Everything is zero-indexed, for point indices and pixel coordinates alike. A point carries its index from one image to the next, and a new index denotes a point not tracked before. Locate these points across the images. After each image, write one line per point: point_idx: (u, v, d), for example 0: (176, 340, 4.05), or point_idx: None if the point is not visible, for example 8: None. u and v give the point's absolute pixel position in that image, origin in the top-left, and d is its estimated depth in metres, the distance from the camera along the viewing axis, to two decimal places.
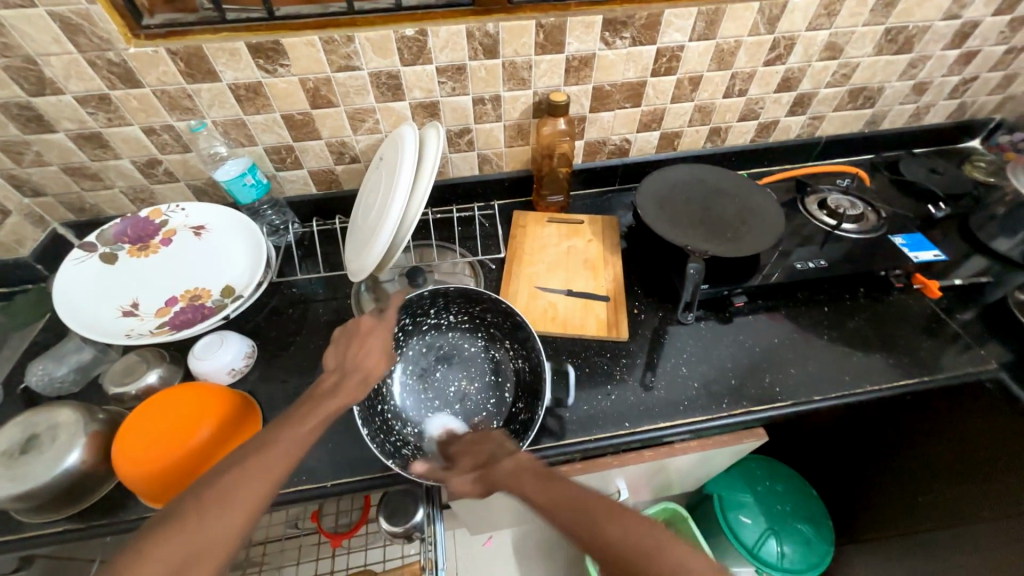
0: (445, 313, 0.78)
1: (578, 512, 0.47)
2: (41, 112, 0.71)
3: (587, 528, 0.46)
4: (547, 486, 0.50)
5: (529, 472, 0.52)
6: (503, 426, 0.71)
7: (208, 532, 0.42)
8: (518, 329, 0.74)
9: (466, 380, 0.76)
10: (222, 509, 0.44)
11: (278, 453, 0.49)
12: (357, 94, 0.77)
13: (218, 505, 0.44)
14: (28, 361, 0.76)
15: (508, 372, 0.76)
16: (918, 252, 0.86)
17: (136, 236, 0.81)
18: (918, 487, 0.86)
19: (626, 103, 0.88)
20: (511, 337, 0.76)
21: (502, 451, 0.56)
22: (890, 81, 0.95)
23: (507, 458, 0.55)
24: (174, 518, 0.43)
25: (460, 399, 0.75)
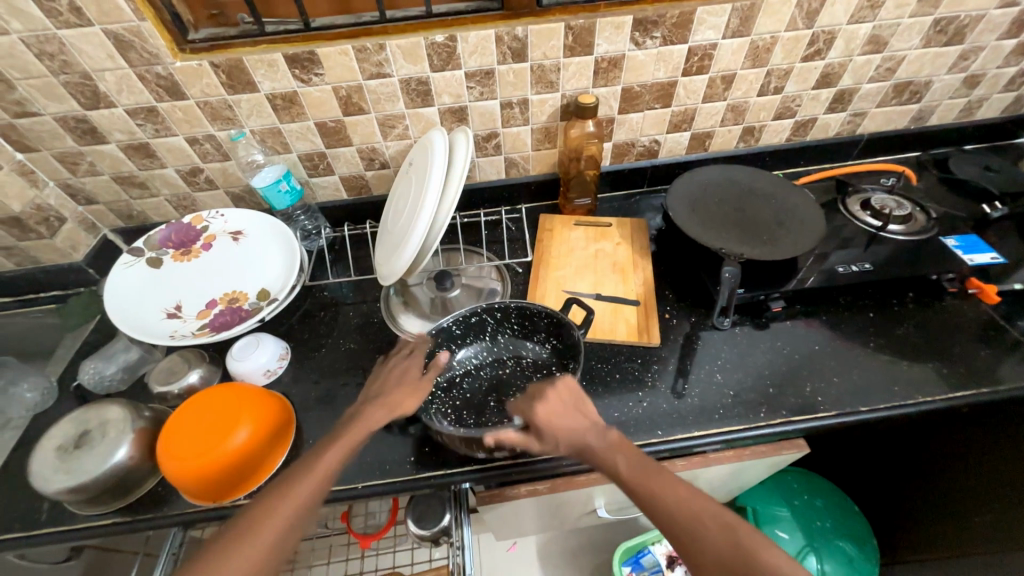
0: (466, 354, 0.78)
1: (677, 517, 0.48)
2: (95, 125, 0.75)
3: (683, 532, 0.47)
4: (648, 484, 0.51)
5: (624, 453, 0.54)
6: None
7: (257, 549, 0.47)
8: (526, 312, 0.77)
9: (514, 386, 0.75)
10: (265, 529, 0.48)
11: (309, 475, 0.53)
12: (387, 100, 0.79)
13: (260, 525, 0.48)
14: (79, 360, 0.80)
15: (549, 358, 0.77)
16: (973, 254, 0.80)
17: (179, 241, 0.84)
18: (973, 506, 0.80)
19: (656, 104, 0.86)
20: (531, 330, 0.78)
21: (589, 427, 0.57)
22: (939, 74, 0.90)
23: (600, 434, 0.57)
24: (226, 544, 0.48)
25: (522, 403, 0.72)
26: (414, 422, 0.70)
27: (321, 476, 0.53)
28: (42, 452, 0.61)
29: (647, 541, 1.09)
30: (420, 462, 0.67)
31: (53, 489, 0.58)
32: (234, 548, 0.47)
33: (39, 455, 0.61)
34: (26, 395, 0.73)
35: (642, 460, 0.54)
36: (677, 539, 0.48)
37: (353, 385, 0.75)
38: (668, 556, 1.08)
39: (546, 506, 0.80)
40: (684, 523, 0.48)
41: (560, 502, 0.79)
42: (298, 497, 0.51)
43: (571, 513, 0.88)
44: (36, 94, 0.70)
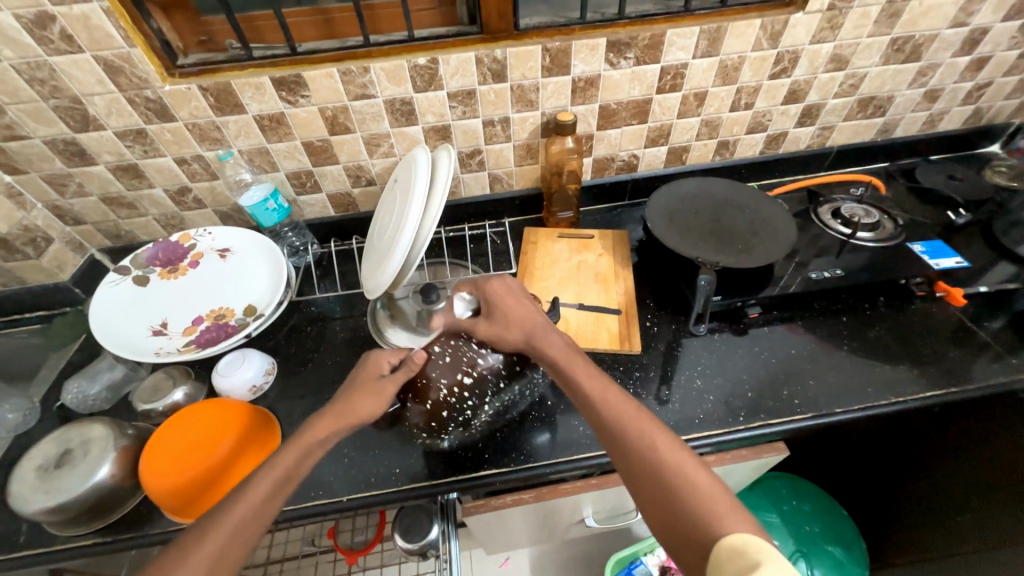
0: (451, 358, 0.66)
1: (624, 415, 0.53)
2: (84, 147, 0.77)
3: (622, 430, 0.52)
4: (602, 390, 0.56)
5: (583, 361, 0.60)
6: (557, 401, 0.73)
7: (213, 541, 0.46)
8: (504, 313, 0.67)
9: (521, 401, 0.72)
10: (211, 535, 0.46)
11: (260, 488, 0.50)
12: (373, 120, 0.81)
13: (199, 542, 0.46)
14: (63, 380, 0.80)
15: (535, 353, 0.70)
16: (939, 259, 0.84)
17: (166, 259, 0.85)
18: (957, 505, 0.81)
19: (632, 120, 0.90)
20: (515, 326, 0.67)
21: (548, 327, 0.65)
22: (900, 89, 0.94)
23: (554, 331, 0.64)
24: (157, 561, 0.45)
25: (536, 434, 0.70)
26: (400, 434, 0.71)
27: (275, 493, 0.51)
28: (23, 473, 0.61)
29: (638, 552, 1.08)
30: (405, 473, 0.67)
31: (31, 509, 0.58)
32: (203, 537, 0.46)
33: (18, 475, 0.61)
34: (8, 416, 0.73)
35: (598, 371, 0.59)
36: (614, 433, 0.52)
37: None
38: (660, 566, 1.07)
39: (535, 516, 0.80)
40: (628, 422, 0.52)
41: (548, 512, 0.80)
42: (243, 512, 0.48)
43: (560, 523, 0.88)
44: (26, 118, 0.72)
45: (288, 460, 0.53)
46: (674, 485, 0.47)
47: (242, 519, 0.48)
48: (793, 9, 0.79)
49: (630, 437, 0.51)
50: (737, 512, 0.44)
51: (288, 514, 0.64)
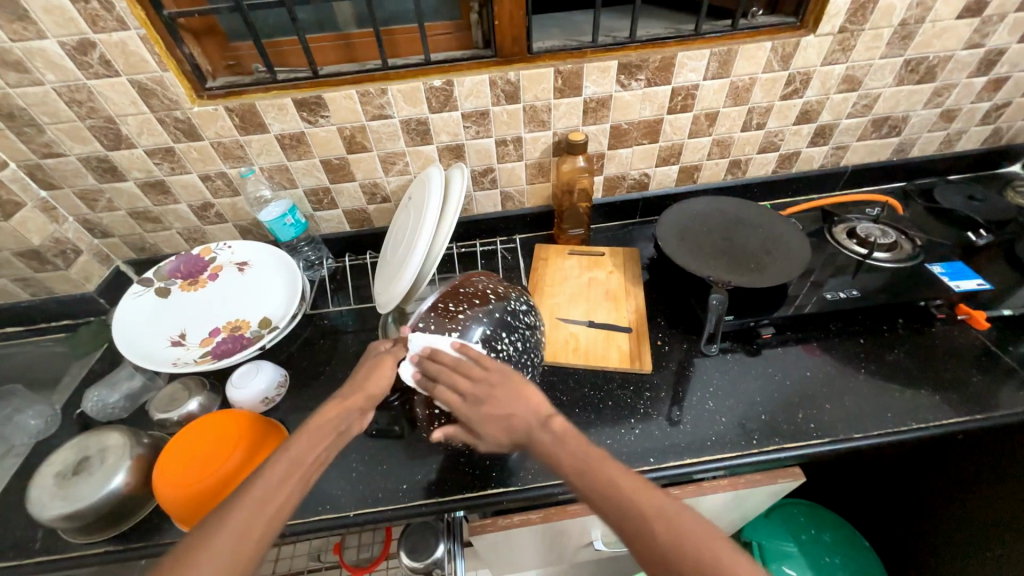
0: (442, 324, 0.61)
1: (624, 505, 0.46)
2: (115, 164, 0.80)
3: (626, 526, 0.45)
4: (591, 479, 0.49)
5: (567, 448, 0.51)
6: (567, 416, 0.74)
7: (239, 516, 0.44)
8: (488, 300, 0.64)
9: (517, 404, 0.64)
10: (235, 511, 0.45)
11: (282, 462, 0.49)
12: (389, 139, 0.84)
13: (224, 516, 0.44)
14: (84, 387, 0.82)
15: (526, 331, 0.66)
16: (960, 281, 0.82)
17: (187, 272, 0.88)
18: (984, 539, 0.77)
19: (644, 140, 0.91)
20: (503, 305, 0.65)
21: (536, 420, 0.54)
22: (915, 109, 0.94)
23: (541, 426, 0.54)
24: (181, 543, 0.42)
25: None
26: (408, 450, 0.71)
27: (294, 471, 0.49)
28: (43, 478, 0.62)
29: None
30: (412, 489, 0.67)
31: (48, 516, 0.59)
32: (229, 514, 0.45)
33: (37, 481, 0.62)
34: (31, 423, 0.75)
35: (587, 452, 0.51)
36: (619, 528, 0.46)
37: None
38: None
39: (543, 537, 0.78)
40: (631, 515, 0.45)
41: (556, 533, 0.78)
42: (269, 482, 0.47)
43: (568, 546, 0.86)
44: (64, 137, 0.76)
45: (307, 439, 0.52)
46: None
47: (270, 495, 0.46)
48: (803, 32, 0.80)
49: (637, 534, 0.45)
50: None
51: (295, 528, 0.64)
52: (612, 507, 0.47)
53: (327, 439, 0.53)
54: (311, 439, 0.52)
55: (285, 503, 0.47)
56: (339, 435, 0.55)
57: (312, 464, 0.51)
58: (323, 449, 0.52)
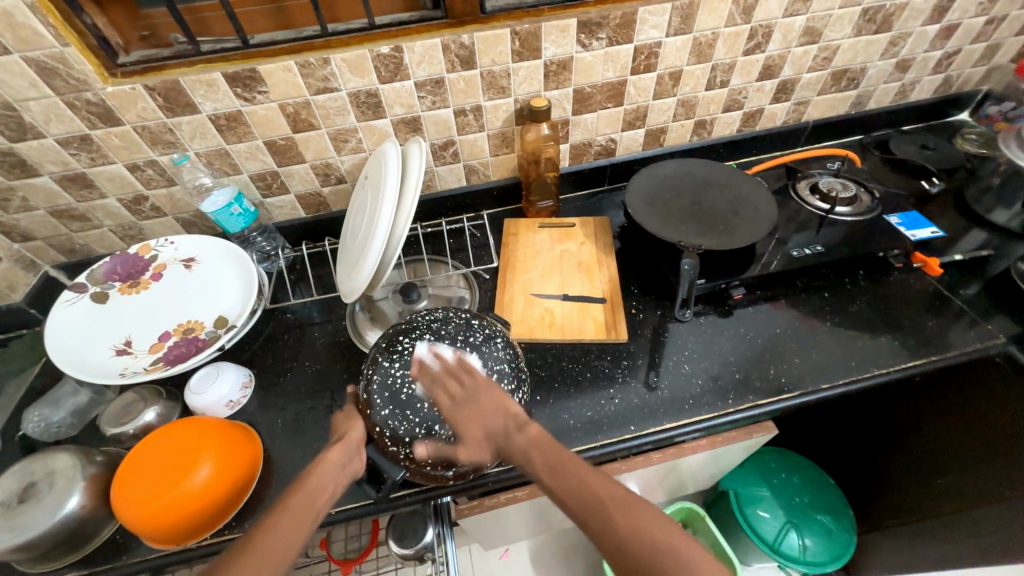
0: (372, 370, 0.59)
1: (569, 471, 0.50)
2: (23, 157, 0.71)
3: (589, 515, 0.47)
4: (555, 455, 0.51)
5: (540, 450, 0.52)
6: (547, 390, 0.73)
7: (248, 559, 0.44)
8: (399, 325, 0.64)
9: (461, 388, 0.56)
10: (244, 554, 0.44)
11: (288, 508, 0.49)
12: (337, 115, 0.77)
13: (237, 557, 0.44)
14: (23, 407, 0.76)
15: (447, 330, 0.61)
16: (915, 230, 0.85)
17: (126, 273, 0.80)
18: (937, 469, 0.83)
19: (608, 103, 0.88)
20: (411, 327, 0.62)
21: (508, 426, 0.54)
22: (872, 60, 0.94)
23: (518, 432, 0.54)
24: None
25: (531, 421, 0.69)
26: None
27: (302, 510, 0.49)
28: None
29: None
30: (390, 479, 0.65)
31: None
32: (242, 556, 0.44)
33: None
34: None
35: (565, 463, 0.51)
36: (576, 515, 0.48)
37: (322, 408, 0.73)
38: None
39: (530, 511, 0.80)
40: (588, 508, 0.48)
41: (544, 505, 0.80)
42: (285, 523, 0.47)
43: (557, 515, 0.89)
44: None
45: (319, 470, 0.53)
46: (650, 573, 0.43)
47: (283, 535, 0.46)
48: None
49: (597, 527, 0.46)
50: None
51: None
52: (579, 503, 0.48)
53: (337, 475, 0.53)
54: (321, 477, 0.52)
55: (292, 544, 0.46)
56: (347, 473, 0.55)
57: (322, 504, 0.51)
58: (334, 478, 0.53)
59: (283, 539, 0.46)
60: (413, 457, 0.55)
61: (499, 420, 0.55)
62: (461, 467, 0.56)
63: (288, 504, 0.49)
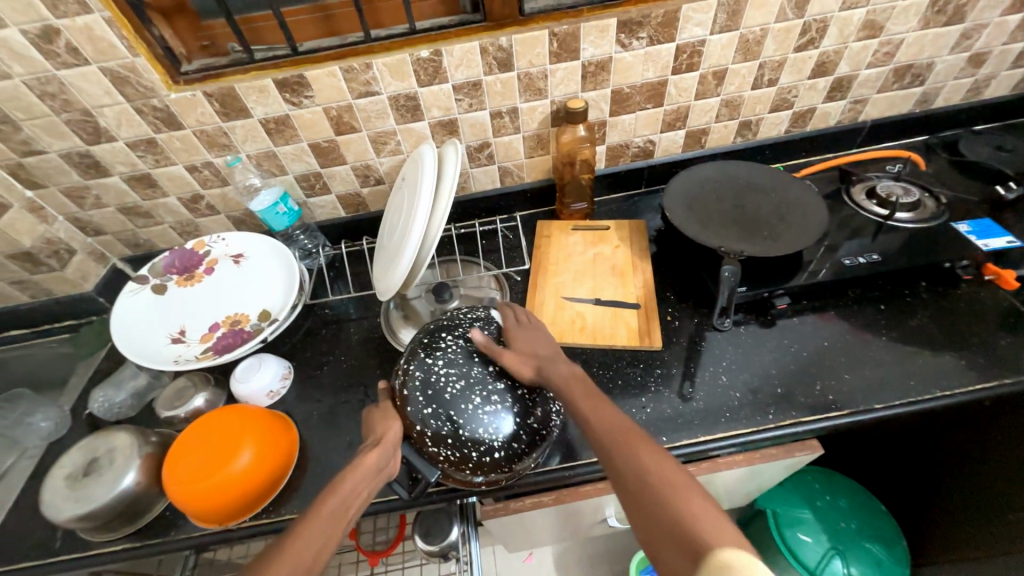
0: (413, 367, 0.61)
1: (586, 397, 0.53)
2: (98, 159, 0.77)
3: (607, 445, 0.47)
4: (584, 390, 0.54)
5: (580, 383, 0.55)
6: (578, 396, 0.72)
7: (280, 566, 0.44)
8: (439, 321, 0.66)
9: (507, 390, 0.59)
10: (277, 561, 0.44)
11: (320, 513, 0.49)
12: (378, 117, 0.80)
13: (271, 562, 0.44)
14: (90, 387, 0.82)
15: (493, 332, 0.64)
16: (988, 239, 0.77)
17: (182, 267, 0.86)
18: (1006, 503, 0.76)
19: (647, 104, 0.85)
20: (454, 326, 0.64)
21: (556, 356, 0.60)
22: (941, 55, 0.87)
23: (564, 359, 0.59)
24: None
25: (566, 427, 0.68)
26: None
27: (334, 515, 0.49)
28: (55, 479, 0.63)
29: None
30: None
31: (64, 517, 0.60)
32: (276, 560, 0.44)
33: (49, 484, 0.62)
34: (41, 425, 0.76)
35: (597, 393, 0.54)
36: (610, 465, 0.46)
37: (355, 402, 0.75)
38: None
39: (555, 517, 0.79)
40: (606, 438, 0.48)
41: (570, 512, 0.79)
42: (316, 526, 0.47)
43: (583, 522, 0.87)
44: (41, 133, 0.73)
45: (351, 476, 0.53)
46: (664, 508, 0.41)
47: (312, 541, 0.46)
48: None
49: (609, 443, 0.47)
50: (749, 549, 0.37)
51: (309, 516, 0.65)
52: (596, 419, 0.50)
53: (371, 479, 0.54)
54: (355, 481, 0.52)
55: (324, 548, 0.46)
56: (381, 476, 0.55)
57: (356, 509, 0.51)
58: (364, 484, 0.53)
59: (314, 543, 0.46)
60: (451, 459, 0.57)
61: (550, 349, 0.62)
62: (496, 473, 0.58)
63: (322, 509, 0.49)
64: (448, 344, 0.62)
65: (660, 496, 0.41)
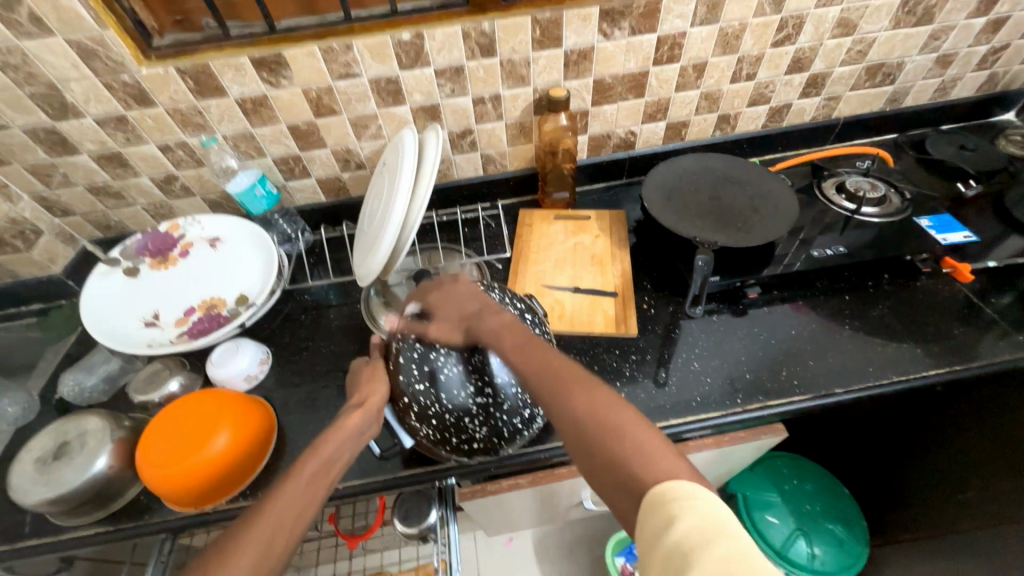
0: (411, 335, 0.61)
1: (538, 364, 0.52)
2: (65, 136, 0.75)
3: (550, 397, 0.49)
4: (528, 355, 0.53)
5: (511, 333, 0.56)
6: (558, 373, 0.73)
7: (255, 539, 0.44)
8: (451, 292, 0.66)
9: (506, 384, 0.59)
10: (254, 526, 0.44)
11: (299, 479, 0.49)
12: (358, 101, 0.79)
13: (245, 531, 0.44)
14: (60, 371, 0.80)
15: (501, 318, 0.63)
16: (947, 234, 0.81)
17: (155, 249, 0.84)
18: (957, 482, 0.81)
19: (629, 95, 0.86)
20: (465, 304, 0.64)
21: (481, 312, 0.60)
22: (911, 55, 0.90)
23: (490, 315, 0.59)
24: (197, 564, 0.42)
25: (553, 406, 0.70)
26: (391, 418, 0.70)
27: (312, 480, 0.50)
28: (24, 464, 0.62)
29: None
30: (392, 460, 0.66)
31: (32, 501, 0.59)
32: (251, 528, 0.44)
33: (18, 468, 0.62)
34: (8, 409, 0.74)
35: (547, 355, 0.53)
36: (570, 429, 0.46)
37: (334, 387, 0.75)
38: None
39: (532, 499, 0.81)
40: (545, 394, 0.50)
41: (547, 494, 0.81)
42: (292, 493, 0.48)
43: (560, 504, 0.90)
44: (3, 107, 0.70)
45: (328, 440, 0.54)
46: (602, 454, 0.43)
47: (289, 508, 0.46)
48: None
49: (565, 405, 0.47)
50: (682, 477, 0.39)
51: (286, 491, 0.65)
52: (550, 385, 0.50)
53: (351, 441, 0.55)
54: (333, 447, 0.54)
55: (300, 519, 0.47)
56: (360, 440, 0.57)
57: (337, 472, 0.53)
58: (344, 448, 0.54)
59: (292, 509, 0.47)
60: (431, 436, 0.59)
61: (474, 305, 0.61)
62: (471, 457, 0.61)
63: (297, 475, 0.50)
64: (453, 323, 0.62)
65: (597, 443, 0.44)
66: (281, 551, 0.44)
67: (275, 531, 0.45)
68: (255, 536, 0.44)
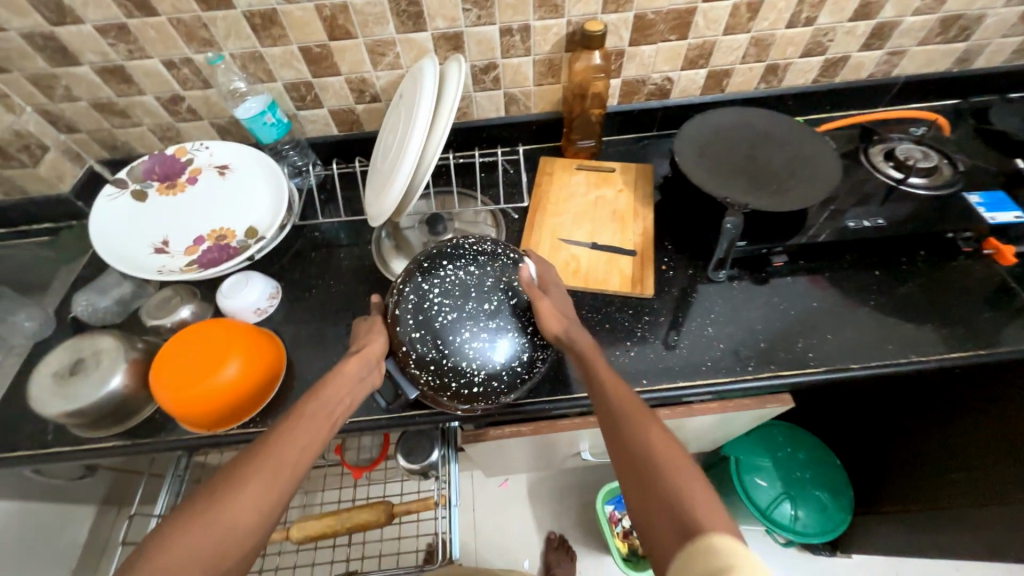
0: (407, 288, 0.61)
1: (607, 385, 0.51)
2: (64, 43, 0.70)
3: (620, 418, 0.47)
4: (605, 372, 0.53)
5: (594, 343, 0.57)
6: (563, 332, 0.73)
7: (264, 467, 0.45)
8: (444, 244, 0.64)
9: (502, 330, 0.59)
10: (266, 454, 0.46)
11: (305, 418, 0.50)
12: (376, 23, 0.72)
13: (256, 459, 0.46)
14: (73, 291, 0.81)
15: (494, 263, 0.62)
16: (996, 212, 0.75)
17: (163, 174, 0.82)
18: (951, 463, 0.81)
19: (671, 35, 0.78)
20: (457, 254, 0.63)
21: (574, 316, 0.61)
22: (995, 6, 0.80)
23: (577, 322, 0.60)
24: (209, 482, 0.44)
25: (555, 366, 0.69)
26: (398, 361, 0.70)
27: (317, 417, 0.51)
28: (42, 376, 0.64)
29: None
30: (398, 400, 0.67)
31: (53, 412, 0.61)
32: (260, 458, 0.46)
33: (37, 380, 0.64)
34: (25, 324, 0.75)
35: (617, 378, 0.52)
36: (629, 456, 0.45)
37: (343, 326, 0.75)
38: None
39: (531, 447, 0.83)
40: (621, 402, 0.49)
41: (546, 443, 0.83)
42: (300, 431, 0.49)
43: (558, 454, 0.92)
44: None
45: (333, 385, 0.55)
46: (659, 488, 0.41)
47: (297, 441, 0.48)
48: None
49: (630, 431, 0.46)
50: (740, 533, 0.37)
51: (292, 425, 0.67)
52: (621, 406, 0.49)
53: (354, 386, 0.56)
54: (336, 388, 0.54)
55: (303, 457, 0.48)
56: (363, 385, 0.57)
57: (339, 413, 0.54)
58: (351, 393, 0.55)
59: (299, 443, 0.48)
60: (432, 384, 0.58)
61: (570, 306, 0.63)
62: (472, 405, 0.60)
63: (304, 411, 0.51)
64: (445, 270, 0.61)
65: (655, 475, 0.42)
66: (286, 482, 0.46)
67: (280, 464, 0.46)
68: (263, 465, 0.45)
